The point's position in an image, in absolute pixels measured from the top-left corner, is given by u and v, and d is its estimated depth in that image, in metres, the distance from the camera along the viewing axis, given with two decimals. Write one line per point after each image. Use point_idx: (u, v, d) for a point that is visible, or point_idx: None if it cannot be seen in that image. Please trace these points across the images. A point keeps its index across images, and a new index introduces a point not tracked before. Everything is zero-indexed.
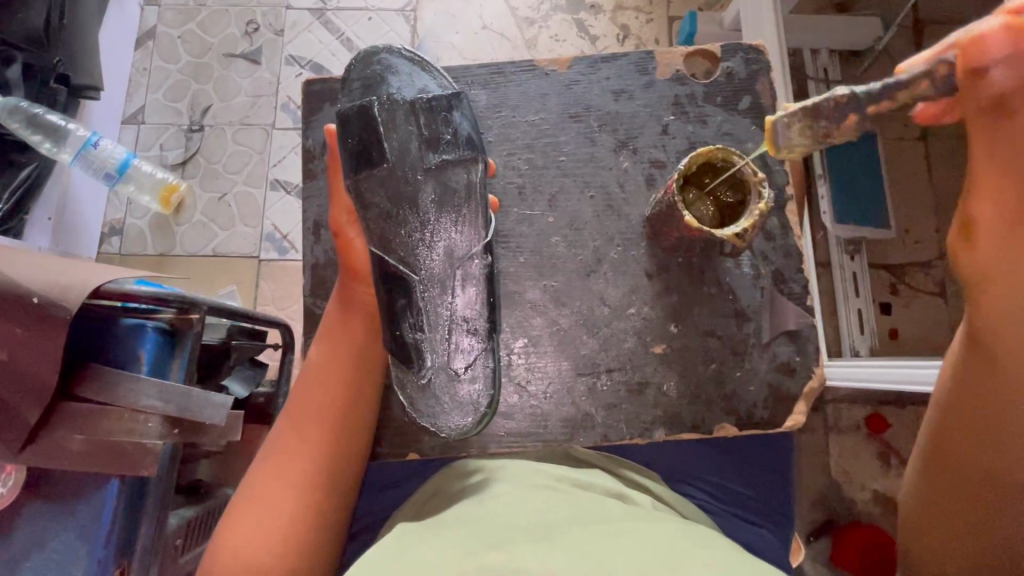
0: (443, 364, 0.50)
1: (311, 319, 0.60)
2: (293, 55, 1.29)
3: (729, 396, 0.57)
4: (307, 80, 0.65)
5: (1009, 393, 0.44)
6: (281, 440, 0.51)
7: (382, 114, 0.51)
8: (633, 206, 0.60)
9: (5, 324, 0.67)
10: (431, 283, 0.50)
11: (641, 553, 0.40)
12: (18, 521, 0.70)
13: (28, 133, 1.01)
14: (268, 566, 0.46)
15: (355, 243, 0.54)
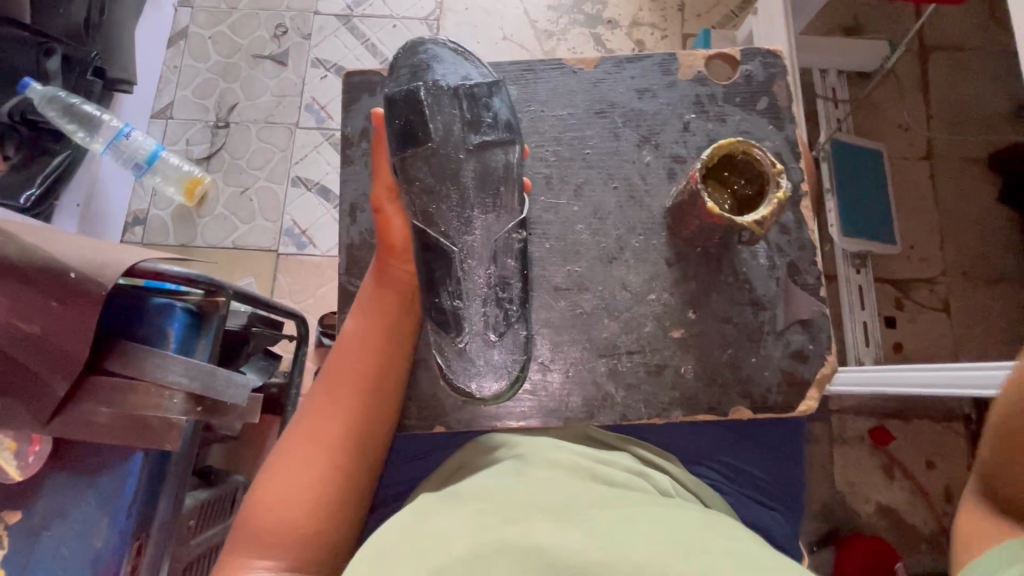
0: (479, 330, 0.53)
1: (346, 295, 0.64)
2: (319, 58, 1.34)
3: (743, 380, 0.60)
4: (347, 72, 0.68)
5: None
6: (316, 403, 0.53)
7: (427, 98, 0.56)
8: (655, 197, 0.62)
9: (39, 298, 0.69)
10: (470, 255, 0.54)
11: (656, 530, 0.42)
12: (43, 490, 0.72)
13: (64, 123, 1.04)
14: (302, 523, 0.48)
15: (393, 219, 0.57)
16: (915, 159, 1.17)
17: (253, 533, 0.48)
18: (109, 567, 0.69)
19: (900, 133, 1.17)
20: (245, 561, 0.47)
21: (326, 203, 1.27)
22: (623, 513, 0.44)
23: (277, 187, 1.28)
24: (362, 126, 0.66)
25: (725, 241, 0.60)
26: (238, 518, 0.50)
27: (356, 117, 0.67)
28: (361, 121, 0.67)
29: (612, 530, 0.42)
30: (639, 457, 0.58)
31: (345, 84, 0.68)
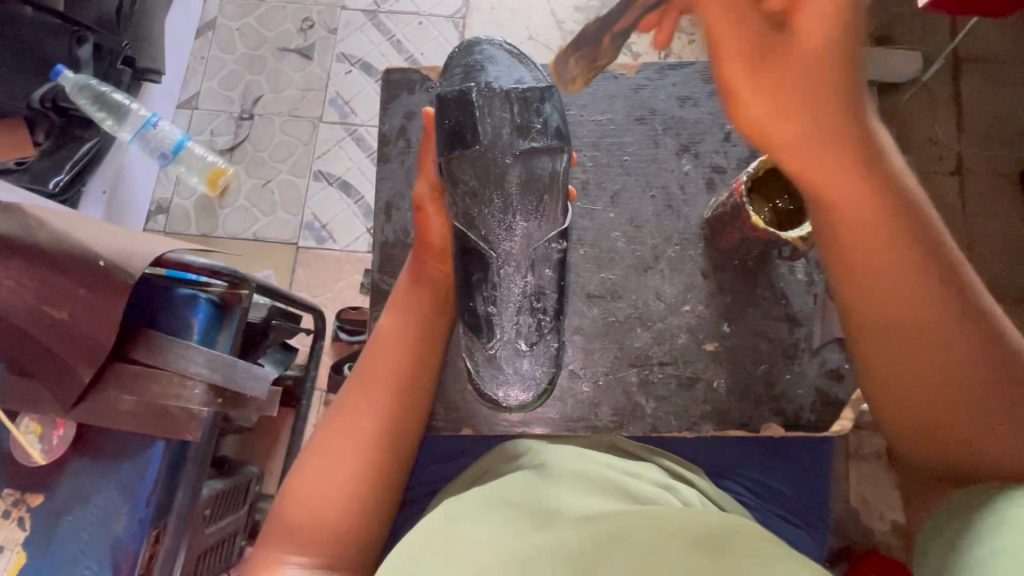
0: (511, 338, 0.54)
1: (376, 293, 0.68)
2: (344, 53, 1.34)
3: (777, 397, 0.62)
4: (388, 69, 0.73)
5: (898, 281, 0.46)
6: (348, 398, 0.53)
7: (478, 99, 0.59)
8: (692, 207, 0.66)
9: (69, 284, 0.70)
10: (508, 262, 0.55)
11: (682, 537, 0.40)
12: (66, 474, 0.72)
13: (94, 111, 1.05)
14: (335, 520, 0.48)
15: (432, 220, 0.59)
16: (943, 173, 1.12)
17: (284, 528, 0.47)
18: (128, 554, 0.70)
19: (928, 146, 1.13)
20: (276, 556, 0.46)
21: (347, 198, 1.27)
22: (648, 518, 0.43)
23: (299, 181, 1.28)
24: (400, 124, 0.71)
25: (761, 253, 0.64)
26: (269, 514, 0.50)
27: (393, 116, 0.71)
28: (399, 119, 0.71)
29: (634, 537, 0.41)
30: (666, 470, 0.57)
31: (386, 81, 0.72)
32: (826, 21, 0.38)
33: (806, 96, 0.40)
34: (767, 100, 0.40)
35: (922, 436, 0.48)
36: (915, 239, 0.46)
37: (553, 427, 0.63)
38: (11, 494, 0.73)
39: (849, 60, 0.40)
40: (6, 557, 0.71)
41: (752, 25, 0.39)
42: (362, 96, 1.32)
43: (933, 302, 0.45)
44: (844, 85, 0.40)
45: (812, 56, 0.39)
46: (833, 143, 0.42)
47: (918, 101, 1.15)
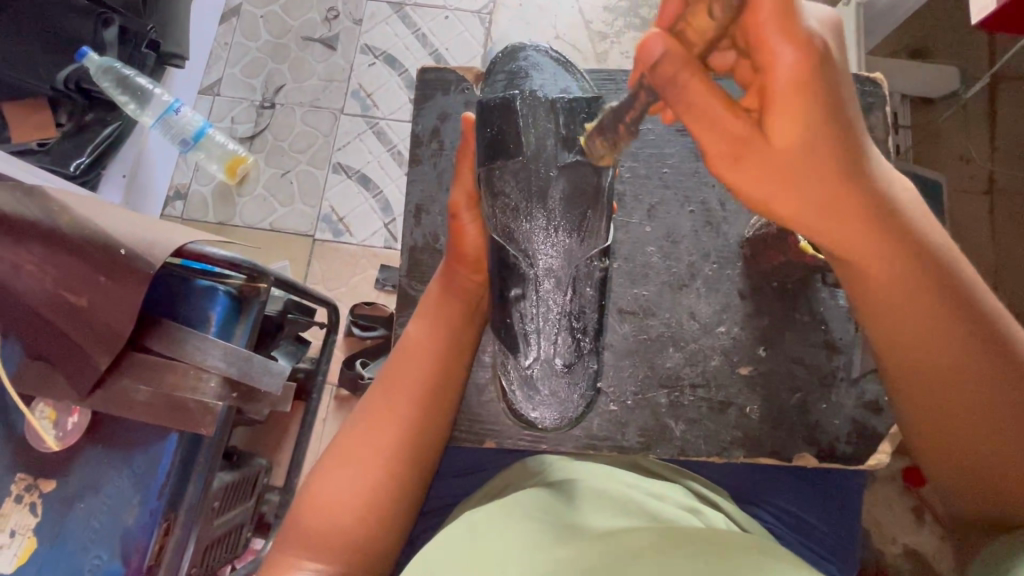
0: (546, 358, 0.54)
1: (405, 298, 0.67)
2: (368, 45, 1.33)
3: (812, 427, 0.63)
4: (423, 67, 0.72)
5: (926, 333, 0.44)
6: (372, 404, 0.52)
7: (522, 108, 0.56)
8: (731, 224, 0.67)
9: (88, 271, 0.70)
10: (548, 277, 0.55)
11: (701, 555, 0.38)
12: (79, 462, 0.72)
13: (117, 94, 1.05)
14: (352, 529, 0.47)
15: (467, 227, 0.58)
16: (975, 193, 1.09)
17: (301, 533, 0.46)
18: (137, 545, 0.70)
19: (961, 164, 1.10)
20: (291, 561, 0.45)
21: (365, 192, 1.26)
22: (674, 535, 0.41)
23: (318, 172, 1.27)
24: (433, 125, 0.71)
25: (801, 279, 0.65)
26: (284, 520, 0.49)
27: (427, 116, 0.71)
28: (432, 120, 0.71)
29: (650, 552, 0.38)
30: (693, 491, 0.57)
31: (420, 80, 0.72)
32: (801, 113, 0.37)
33: (800, 181, 0.39)
34: (766, 184, 0.40)
35: (961, 480, 0.47)
36: (935, 280, 0.44)
37: (577, 443, 0.63)
38: (24, 479, 0.73)
39: (841, 131, 0.38)
40: (17, 543, 0.71)
41: (731, 123, 0.38)
42: (385, 90, 1.31)
43: (955, 347, 0.44)
44: (846, 153, 0.39)
45: (797, 146, 0.38)
46: (838, 219, 0.41)
47: (954, 118, 1.11)
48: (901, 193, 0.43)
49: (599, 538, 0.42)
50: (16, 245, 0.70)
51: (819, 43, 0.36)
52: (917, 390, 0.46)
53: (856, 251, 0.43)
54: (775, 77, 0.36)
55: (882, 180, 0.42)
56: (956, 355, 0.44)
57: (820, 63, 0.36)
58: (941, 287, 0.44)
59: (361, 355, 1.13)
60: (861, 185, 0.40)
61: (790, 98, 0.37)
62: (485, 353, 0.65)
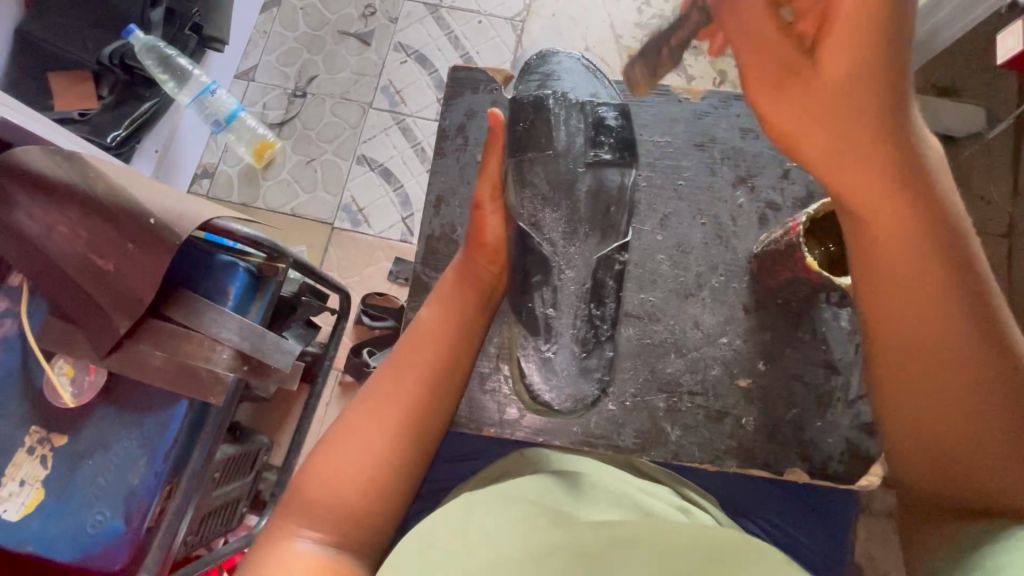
0: (565, 342, 0.60)
1: (419, 284, 0.69)
2: (401, 43, 1.36)
3: (805, 443, 0.63)
4: (454, 65, 0.75)
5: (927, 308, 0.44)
6: (380, 383, 0.54)
7: (554, 107, 0.63)
8: (742, 240, 0.68)
9: (118, 238, 0.73)
10: (568, 266, 0.60)
11: (694, 551, 0.39)
12: (91, 419, 0.75)
13: (158, 71, 1.10)
14: (355, 502, 0.48)
15: (488, 219, 0.58)
16: (991, 234, 1.09)
17: (303, 503, 0.48)
18: (139, 505, 0.72)
19: (980, 205, 1.10)
20: (292, 529, 0.47)
21: (386, 184, 1.29)
22: (662, 528, 0.43)
23: (342, 163, 1.30)
24: (459, 122, 0.73)
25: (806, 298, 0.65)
26: (288, 488, 0.50)
27: (454, 112, 0.73)
28: (460, 117, 0.73)
29: (647, 547, 0.39)
30: (681, 494, 0.58)
31: (450, 78, 0.74)
32: (860, 45, 0.39)
33: (821, 110, 0.42)
34: (789, 109, 0.43)
35: (929, 457, 0.46)
36: (940, 243, 0.43)
37: (574, 439, 0.65)
38: (36, 431, 0.75)
39: (889, 73, 0.40)
40: (25, 492, 0.73)
41: (782, 45, 0.42)
42: (414, 87, 1.34)
43: (954, 322, 0.43)
44: (885, 92, 0.41)
45: (843, 75, 0.41)
46: (859, 154, 0.42)
47: (974, 157, 1.11)
48: (932, 159, 0.44)
49: (594, 525, 0.43)
50: (51, 206, 0.73)
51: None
52: (907, 363, 0.45)
53: (877, 183, 0.43)
54: (839, 8, 0.39)
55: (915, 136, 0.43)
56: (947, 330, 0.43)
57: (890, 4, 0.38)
58: (945, 248, 0.44)
59: (369, 343, 1.15)
60: (890, 130, 0.41)
61: (849, 24, 0.39)
62: (490, 345, 0.67)
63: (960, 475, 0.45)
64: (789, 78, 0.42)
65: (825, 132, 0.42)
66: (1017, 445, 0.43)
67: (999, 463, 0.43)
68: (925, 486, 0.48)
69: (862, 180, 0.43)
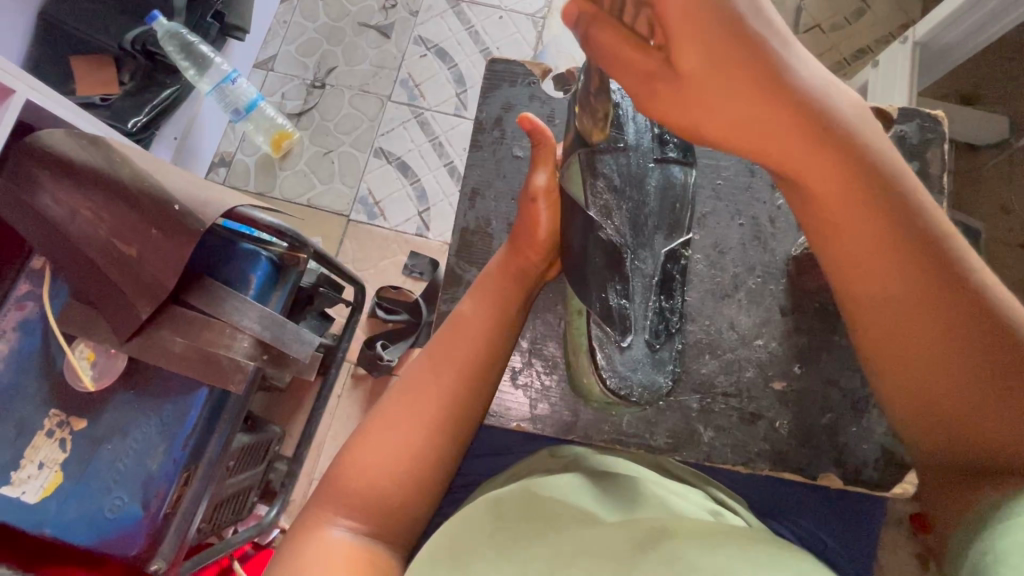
0: (642, 332, 0.58)
1: (452, 277, 0.69)
2: (421, 36, 1.36)
3: (840, 448, 0.63)
4: (491, 58, 0.75)
5: (872, 265, 0.45)
6: (419, 375, 0.53)
7: (624, 101, 0.58)
8: (779, 242, 0.68)
9: (142, 223, 0.73)
10: (640, 256, 0.59)
11: (736, 551, 0.39)
12: (112, 404, 0.74)
13: (179, 58, 1.10)
14: (391, 493, 0.48)
15: (540, 217, 0.59)
16: (1013, 245, 1.08)
17: (339, 492, 0.48)
18: (158, 491, 0.72)
19: (1002, 215, 1.09)
20: (327, 517, 0.47)
21: (404, 178, 1.29)
22: (700, 530, 0.42)
23: (360, 155, 1.30)
24: (497, 114, 0.72)
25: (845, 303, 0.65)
26: (321, 479, 0.50)
27: (492, 104, 0.73)
28: (496, 110, 0.73)
29: (684, 547, 0.39)
30: (711, 496, 0.57)
31: (488, 71, 0.74)
32: (699, 40, 0.39)
33: (712, 98, 0.42)
34: (680, 108, 0.43)
35: (913, 406, 0.47)
36: (872, 195, 0.44)
37: (604, 437, 0.65)
38: (57, 414, 0.75)
39: (750, 53, 0.40)
40: (44, 475, 0.72)
41: (638, 61, 0.42)
42: (433, 81, 1.33)
43: (901, 271, 0.44)
44: (767, 72, 0.41)
45: (700, 70, 0.40)
46: (774, 130, 0.42)
47: (998, 166, 1.10)
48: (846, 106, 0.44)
49: (626, 526, 0.43)
50: (77, 189, 0.73)
51: None
52: (871, 318, 0.47)
53: (799, 157, 0.43)
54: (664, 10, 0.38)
55: (814, 84, 0.42)
56: (902, 280, 0.44)
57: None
58: (884, 202, 0.44)
59: (382, 336, 1.16)
60: (785, 91, 0.41)
61: (683, 20, 0.38)
62: (524, 340, 0.66)
63: (940, 419, 0.46)
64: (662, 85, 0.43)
65: (728, 110, 0.42)
66: (995, 370, 0.43)
67: (983, 398, 0.43)
68: (926, 446, 0.48)
69: (784, 155, 0.43)
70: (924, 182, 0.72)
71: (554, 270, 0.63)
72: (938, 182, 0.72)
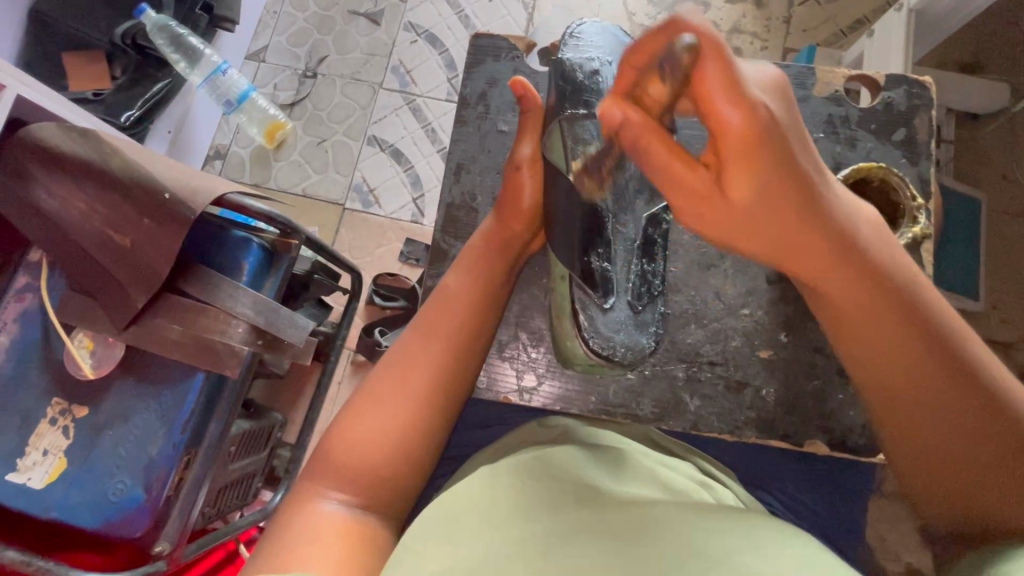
0: (623, 294, 0.60)
1: (438, 253, 0.69)
2: (412, 22, 1.35)
3: (827, 415, 0.64)
4: (474, 34, 0.74)
5: (902, 357, 0.46)
6: (406, 350, 0.54)
7: (603, 71, 0.58)
8: None
9: (136, 212, 0.74)
10: (621, 218, 0.59)
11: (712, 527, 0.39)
12: (113, 390, 0.76)
13: (169, 52, 1.09)
14: (379, 467, 0.49)
15: (524, 182, 0.60)
16: (1016, 214, 1.06)
17: (330, 468, 0.48)
18: (159, 475, 0.73)
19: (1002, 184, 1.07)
20: (319, 491, 0.48)
21: (398, 165, 1.29)
22: (683, 510, 0.43)
23: (354, 144, 1.30)
24: (481, 89, 0.72)
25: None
26: (311, 454, 0.51)
27: (476, 79, 0.73)
28: (480, 85, 0.72)
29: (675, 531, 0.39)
30: (698, 466, 0.57)
31: (471, 46, 0.74)
32: (752, 168, 0.39)
33: (752, 219, 0.42)
34: (716, 224, 0.43)
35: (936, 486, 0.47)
36: (893, 300, 0.46)
37: (592, 409, 0.65)
38: (59, 402, 0.76)
39: (791, 179, 0.41)
40: (49, 461, 0.74)
41: (689, 180, 0.41)
42: (425, 67, 1.33)
43: (930, 362, 0.45)
44: (802, 196, 0.42)
45: (745, 197, 0.40)
46: (802, 246, 0.44)
47: (999, 135, 1.09)
48: (865, 228, 0.47)
49: (613, 507, 0.43)
50: (70, 180, 0.74)
51: (762, 112, 0.38)
52: (905, 408, 0.47)
53: (829, 257, 0.45)
54: (723, 139, 0.38)
55: (844, 213, 0.45)
56: (932, 371, 0.45)
57: (762, 127, 0.38)
58: (906, 306, 0.46)
59: (381, 323, 1.16)
60: (817, 214, 0.43)
61: (738, 152, 0.38)
62: (511, 315, 0.67)
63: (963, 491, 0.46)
64: (709, 204, 0.42)
65: (762, 233, 0.43)
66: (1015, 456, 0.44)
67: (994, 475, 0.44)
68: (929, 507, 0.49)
69: (807, 268, 0.45)
70: (912, 147, 0.71)
71: (537, 243, 0.64)
72: (926, 148, 0.71)
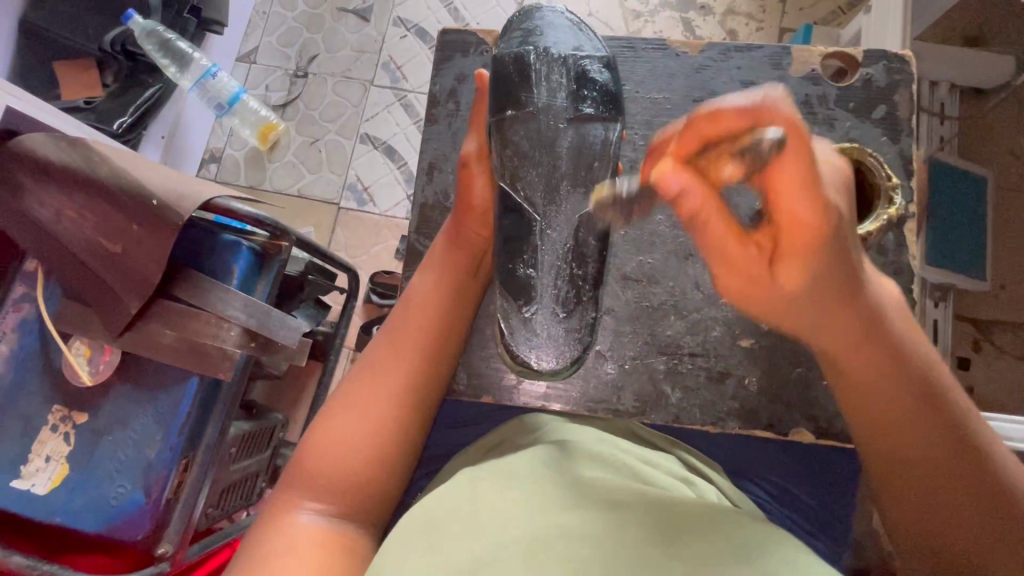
0: (548, 304, 0.57)
1: (413, 252, 0.69)
2: (400, 17, 1.34)
3: (811, 404, 0.64)
4: (444, 29, 0.73)
5: (901, 430, 0.50)
6: (377, 354, 0.55)
7: (536, 63, 0.63)
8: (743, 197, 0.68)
9: (124, 219, 0.74)
10: (551, 226, 0.58)
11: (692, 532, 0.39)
12: (108, 397, 0.77)
13: (159, 57, 1.09)
14: (356, 470, 0.50)
15: (475, 178, 0.62)
16: None
17: (305, 475, 0.49)
18: (158, 478, 0.74)
19: (1008, 161, 1.04)
20: (297, 499, 0.48)
21: (390, 162, 1.28)
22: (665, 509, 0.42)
23: (346, 142, 1.30)
24: (451, 86, 0.71)
25: None
26: (289, 460, 0.52)
27: (446, 76, 0.72)
28: (450, 80, 0.72)
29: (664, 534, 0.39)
30: (682, 460, 0.57)
31: (440, 42, 0.73)
32: (806, 265, 0.44)
33: (837, 327, 0.48)
34: (811, 330, 0.49)
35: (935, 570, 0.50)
36: (905, 373, 0.49)
37: (574, 403, 0.65)
38: (58, 410, 0.78)
39: (840, 280, 0.45)
40: (51, 468, 0.76)
41: (735, 253, 0.45)
42: (414, 62, 1.32)
43: (926, 433, 0.49)
44: (860, 312, 0.47)
45: (797, 285, 0.45)
46: (838, 338, 0.49)
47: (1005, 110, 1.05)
48: (896, 318, 0.51)
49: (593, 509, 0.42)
50: (60, 190, 0.75)
51: (832, 211, 0.41)
52: (899, 480, 0.51)
53: (879, 362, 0.49)
54: (783, 250, 0.43)
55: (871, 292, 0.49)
56: (931, 442, 0.49)
57: (833, 230, 0.42)
58: (920, 390, 0.49)
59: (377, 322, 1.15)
60: (856, 309, 0.48)
61: (796, 251, 0.43)
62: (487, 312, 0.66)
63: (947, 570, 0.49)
64: (752, 288, 0.47)
65: (823, 338, 0.49)
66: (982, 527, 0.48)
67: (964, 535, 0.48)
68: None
69: (854, 365, 0.50)
70: (893, 126, 0.69)
71: None
72: (908, 125, 0.69)
